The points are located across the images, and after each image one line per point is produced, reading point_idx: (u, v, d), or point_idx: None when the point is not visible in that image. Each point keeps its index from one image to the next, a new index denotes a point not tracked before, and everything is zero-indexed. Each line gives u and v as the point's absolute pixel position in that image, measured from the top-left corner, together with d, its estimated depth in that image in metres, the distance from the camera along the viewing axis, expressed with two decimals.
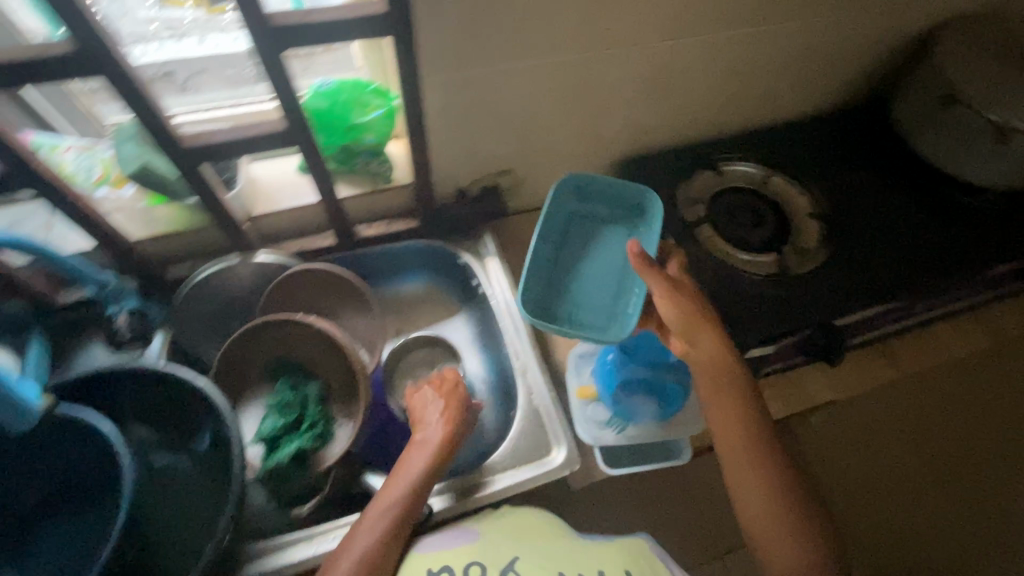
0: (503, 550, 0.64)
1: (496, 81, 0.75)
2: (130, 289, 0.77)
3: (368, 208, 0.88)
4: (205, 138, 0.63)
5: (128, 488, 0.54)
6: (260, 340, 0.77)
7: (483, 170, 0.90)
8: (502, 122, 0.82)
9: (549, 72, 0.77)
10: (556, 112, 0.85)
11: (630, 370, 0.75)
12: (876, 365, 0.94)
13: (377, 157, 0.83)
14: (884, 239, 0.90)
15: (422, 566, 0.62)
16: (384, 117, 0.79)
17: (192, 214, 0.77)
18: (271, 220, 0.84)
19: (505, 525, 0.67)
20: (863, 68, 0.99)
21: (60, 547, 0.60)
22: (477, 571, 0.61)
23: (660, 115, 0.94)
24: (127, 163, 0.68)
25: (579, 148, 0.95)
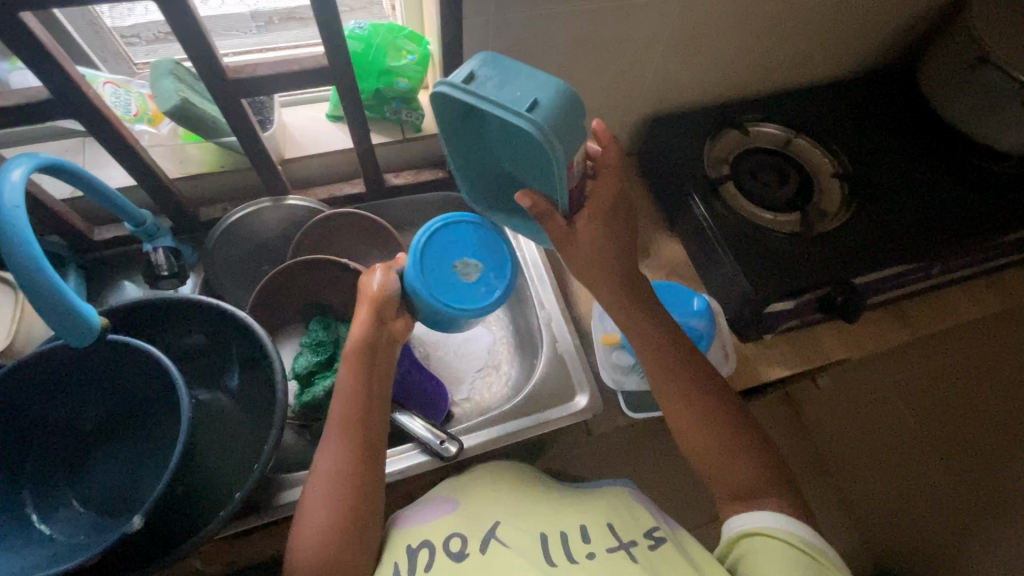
0: (481, 515, 0.63)
1: (532, 28, 0.75)
2: (165, 227, 0.77)
3: (397, 157, 0.89)
4: (247, 73, 0.63)
5: (186, 407, 0.55)
6: (293, 281, 0.78)
7: None
8: (536, 71, 0.83)
9: (585, 19, 0.77)
10: (588, 63, 0.85)
11: None
12: (890, 326, 0.96)
13: (408, 105, 0.83)
14: (907, 201, 0.90)
15: (402, 546, 0.61)
16: (418, 63, 0.79)
17: (227, 155, 0.78)
18: (303, 166, 0.85)
19: (483, 491, 0.67)
20: (893, 30, 0.99)
21: (116, 474, 0.63)
22: (458, 542, 0.60)
23: (690, 73, 0.94)
24: (164, 97, 0.67)
25: (607, 103, 0.95)
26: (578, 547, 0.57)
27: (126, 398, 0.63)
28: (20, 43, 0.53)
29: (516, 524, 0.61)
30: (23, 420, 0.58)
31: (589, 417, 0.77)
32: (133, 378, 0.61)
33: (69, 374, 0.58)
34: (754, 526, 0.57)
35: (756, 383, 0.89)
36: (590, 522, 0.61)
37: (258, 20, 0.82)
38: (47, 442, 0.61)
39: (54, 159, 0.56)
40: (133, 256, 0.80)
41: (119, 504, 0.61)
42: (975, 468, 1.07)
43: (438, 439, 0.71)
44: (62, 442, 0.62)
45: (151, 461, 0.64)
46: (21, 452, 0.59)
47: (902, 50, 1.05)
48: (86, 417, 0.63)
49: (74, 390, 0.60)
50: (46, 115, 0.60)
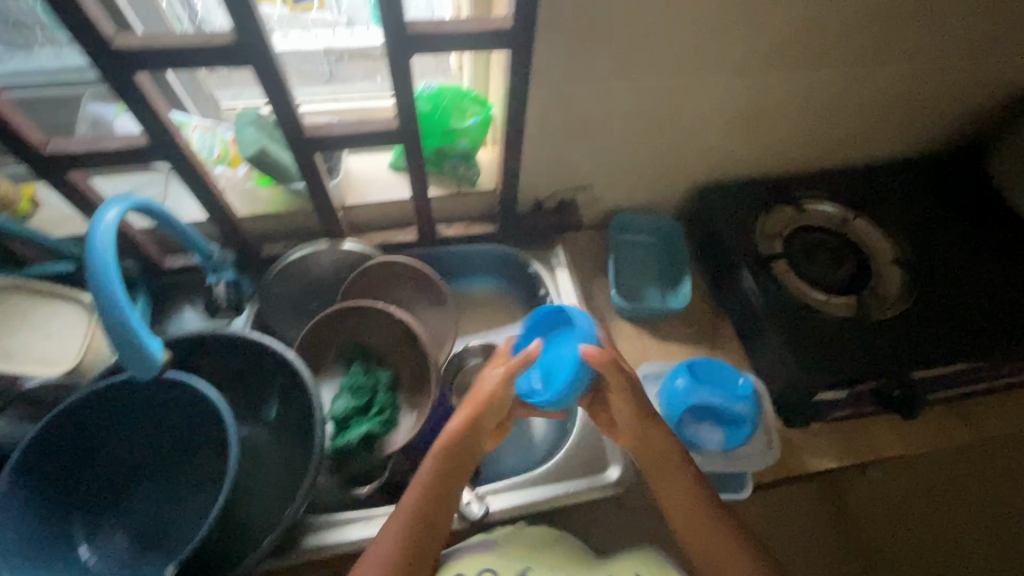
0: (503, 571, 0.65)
1: (592, 101, 0.78)
2: (229, 261, 0.81)
3: (450, 209, 0.92)
4: (324, 129, 0.68)
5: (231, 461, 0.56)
6: (338, 322, 0.80)
7: (565, 182, 0.93)
8: (593, 140, 0.85)
9: (645, 95, 0.79)
10: (644, 134, 0.87)
11: (696, 396, 0.73)
12: (951, 424, 0.90)
13: (467, 162, 0.87)
14: (972, 296, 0.86)
15: None
16: (479, 125, 0.83)
17: (292, 199, 0.83)
18: (361, 212, 0.89)
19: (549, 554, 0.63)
20: (960, 116, 0.97)
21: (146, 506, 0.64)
22: None
23: (746, 148, 0.94)
24: (245, 145, 0.73)
25: (661, 172, 0.96)
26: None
27: (162, 428, 0.64)
28: (132, 97, 0.58)
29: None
30: (62, 446, 0.59)
31: (621, 493, 0.75)
32: (174, 413, 0.63)
33: (107, 404, 0.59)
34: None
35: (799, 472, 0.84)
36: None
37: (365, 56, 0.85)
38: (79, 472, 0.61)
39: (144, 200, 0.62)
40: (195, 285, 0.84)
41: (159, 526, 0.63)
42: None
43: (465, 498, 0.71)
44: (94, 470, 0.63)
45: (186, 493, 0.65)
46: (55, 482, 0.59)
47: (968, 135, 1.02)
48: (115, 446, 0.63)
49: (111, 422, 0.61)
50: (140, 160, 0.65)
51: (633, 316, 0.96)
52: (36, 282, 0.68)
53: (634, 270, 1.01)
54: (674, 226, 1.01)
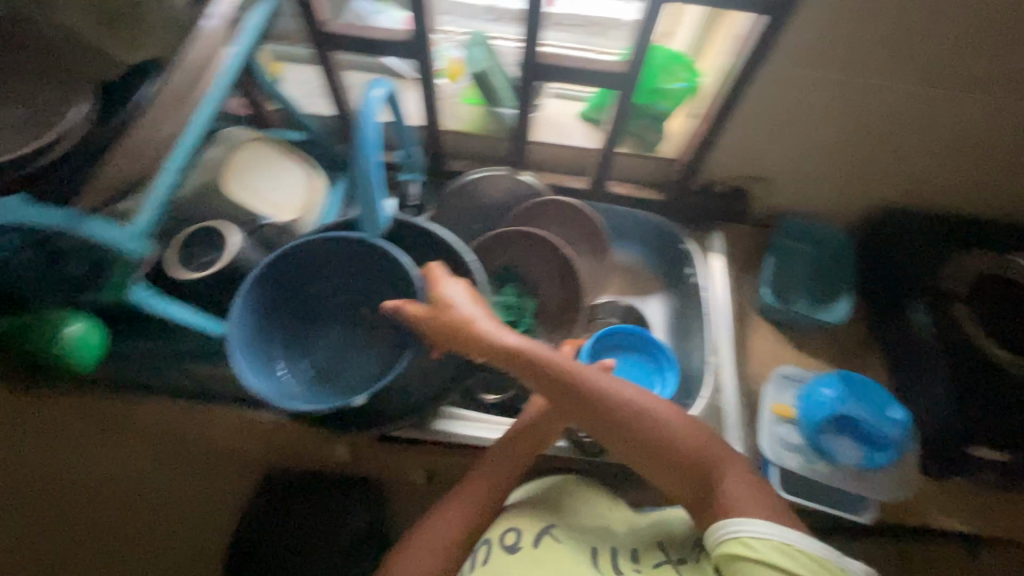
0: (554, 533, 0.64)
1: (814, 85, 0.77)
2: (417, 165, 0.85)
3: (623, 167, 0.95)
4: (558, 57, 0.73)
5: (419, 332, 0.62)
6: (503, 245, 0.86)
7: (746, 169, 0.92)
8: (796, 130, 0.84)
9: (872, 92, 0.77)
10: (852, 135, 0.83)
11: (846, 407, 0.71)
12: None
13: (658, 126, 0.87)
14: None
15: (497, 529, 0.67)
16: (685, 90, 0.82)
17: (489, 122, 0.88)
18: (542, 151, 0.94)
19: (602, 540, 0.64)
20: None
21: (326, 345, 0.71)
22: (511, 537, 0.65)
23: (955, 177, 0.88)
24: (473, 63, 0.81)
25: (851, 182, 0.92)
26: (625, 566, 0.62)
27: (354, 279, 0.70)
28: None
29: (569, 530, 0.65)
30: (284, 271, 0.67)
31: None
32: (367, 267, 0.68)
33: (323, 245, 0.66)
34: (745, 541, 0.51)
35: (923, 523, 0.79)
36: (641, 544, 0.64)
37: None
38: (287, 299, 0.69)
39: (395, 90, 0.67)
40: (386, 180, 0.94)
41: (339, 366, 0.70)
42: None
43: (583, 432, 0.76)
44: (296, 304, 0.70)
45: (361, 343, 0.71)
46: (274, 304, 0.67)
47: None
48: (315, 285, 0.70)
49: (321, 261, 0.68)
50: (392, 54, 0.73)
51: (774, 317, 0.93)
52: (285, 145, 0.79)
53: (789, 273, 0.96)
54: (847, 241, 0.95)
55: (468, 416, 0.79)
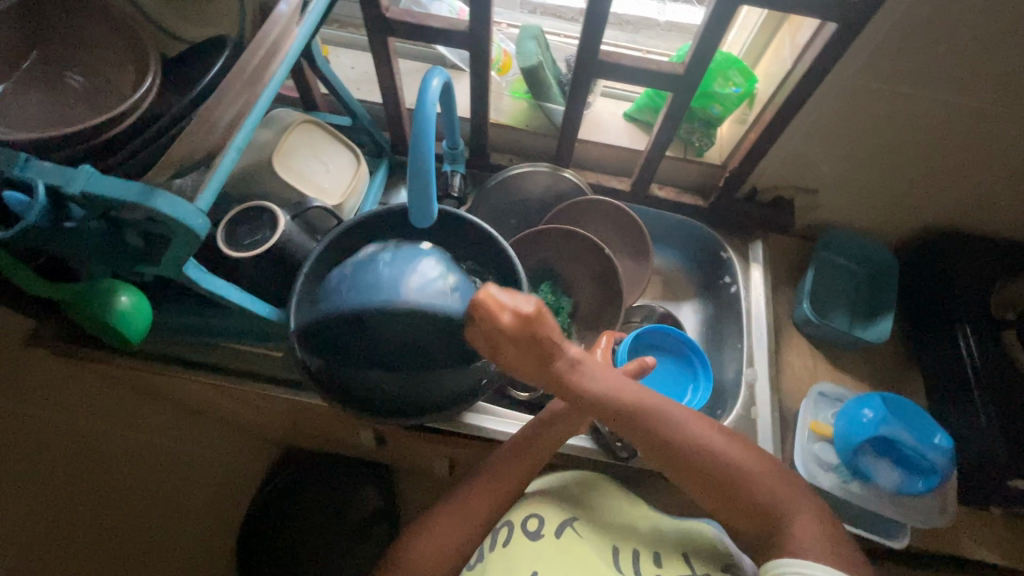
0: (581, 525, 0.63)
1: (878, 103, 0.74)
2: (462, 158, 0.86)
3: (666, 170, 0.93)
4: (614, 58, 0.71)
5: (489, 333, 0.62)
6: (542, 242, 0.86)
7: (795, 181, 0.89)
8: (852, 146, 0.81)
9: (940, 113, 0.73)
10: (912, 154, 0.80)
11: (887, 430, 0.67)
12: None
13: (706, 130, 0.87)
14: None
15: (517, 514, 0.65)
16: (739, 96, 0.81)
17: (533, 117, 0.89)
18: (586, 149, 0.92)
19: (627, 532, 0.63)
20: None
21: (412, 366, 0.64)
22: (534, 523, 0.63)
23: (1016, 202, 0.84)
24: (524, 56, 0.79)
25: (904, 200, 0.89)
26: (646, 568, 0.59)
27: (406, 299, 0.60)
28: None
29: (592, 526, 0.63)
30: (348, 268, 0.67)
31: None
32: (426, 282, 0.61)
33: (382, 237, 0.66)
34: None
35: (954, 553, 0.77)
36: (666, 548, 0.62)
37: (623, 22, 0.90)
38: (342, 335, 0.61)
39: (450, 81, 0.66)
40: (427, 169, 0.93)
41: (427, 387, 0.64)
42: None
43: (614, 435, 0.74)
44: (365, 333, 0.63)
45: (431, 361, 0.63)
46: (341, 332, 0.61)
47: None
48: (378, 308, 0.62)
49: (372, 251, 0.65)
50: (450, 42, 0.72)
51: (813, 333, 0.91)
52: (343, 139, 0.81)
53: (829, 288, 0.95)
54: (891, 260, 0.92)
55: (491, 407, 0.80)
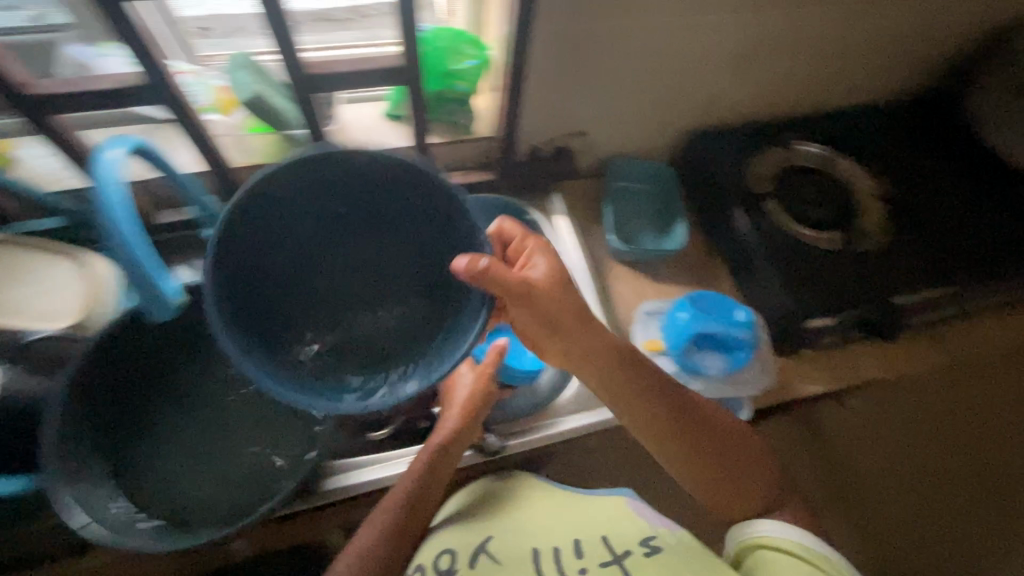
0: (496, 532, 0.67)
1: (590, 41, 0.78)
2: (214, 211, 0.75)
3: (446, 157, 0.92)
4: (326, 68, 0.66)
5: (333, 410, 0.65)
6: None
7: (562, 129, 0.93)
8: (590, 85, 0.86)
9: (643, 35, 0.79)
10: (642, 76, 0.87)
11: (700, 327, 0.76)
12: (928, 350, 0.96)
13: (465, 107, 0.86)
14: (953, 227, 0.91)
15: (429, 551, 0.66)
16: (478, 67, 0.81)
17: (284, 148, 0.79)
18: (358, 162, 0.88)
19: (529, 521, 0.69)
20: (934, 61, 1.00)
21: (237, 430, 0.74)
22: (448, 558, 0.65)
23: (738, 91, 0.95)
24: (241, 89, 0.70)
25: (656, 117, 0.97)
26: (568, 565, 0.64)
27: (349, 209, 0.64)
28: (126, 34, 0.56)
29: (503, 542, 0.66)
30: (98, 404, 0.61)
31: None
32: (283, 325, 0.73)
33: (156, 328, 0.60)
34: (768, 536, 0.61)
35: (791, 398, 0.89)
36: (584, 534, 0.67)
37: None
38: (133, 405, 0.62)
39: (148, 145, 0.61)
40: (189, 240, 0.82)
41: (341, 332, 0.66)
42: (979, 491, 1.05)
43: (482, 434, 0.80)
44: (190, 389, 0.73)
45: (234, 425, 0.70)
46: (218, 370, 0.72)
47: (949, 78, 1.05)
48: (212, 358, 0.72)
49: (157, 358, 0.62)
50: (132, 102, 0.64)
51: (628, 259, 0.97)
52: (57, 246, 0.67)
53: (629, 214, 1.01)
54: (670, 173, 1.03)
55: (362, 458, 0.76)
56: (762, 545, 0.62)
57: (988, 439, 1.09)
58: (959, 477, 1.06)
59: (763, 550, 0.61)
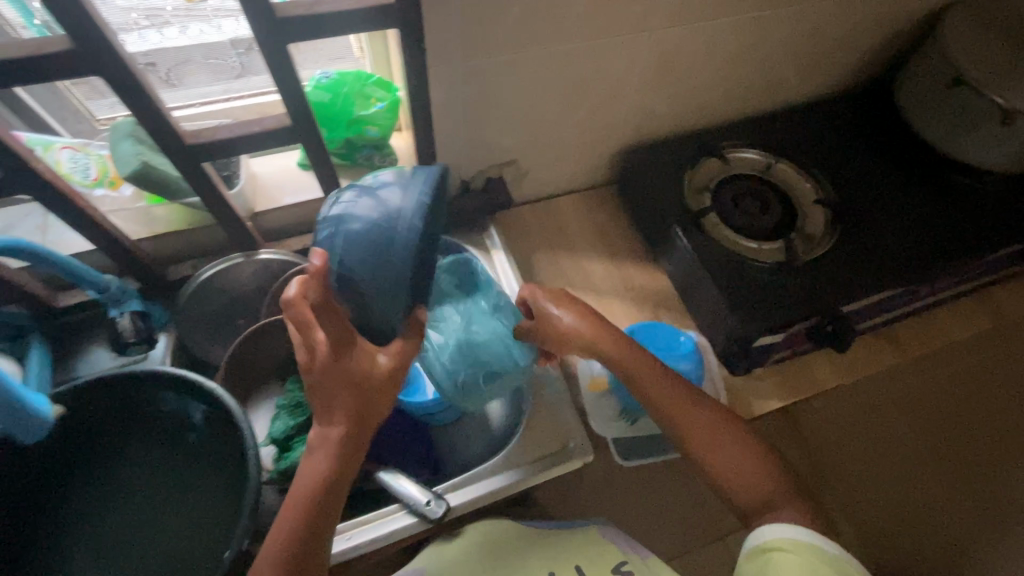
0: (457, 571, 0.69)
1: (498, 74, 0.74)
2: (132, 290, 0.75)
3: None
4: (208, 134, 0.62)
5: (252, 471, 0.61)
6: (267, 337, 0.77)
7: (488, 161, 0.90)
8: (507, 116, 0.82)
9: (553, 62, 0.76)
10: (560, 102, 0.83)
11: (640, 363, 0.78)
12: (882, 349, 0.95)
13: (381, 151, 0.82)
14: (897, 226, 0.89)
15: None
16: (387, 110, 0.78)
17: (193, 213, 0.76)
18: (274, 217, 0.83)
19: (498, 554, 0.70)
20: (864, 53, 0.98)
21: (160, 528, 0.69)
22: None
23: (665, 104, 0.92)
24: (124, 162, 0.66)
25: (584, 138, 0.93)
26: None
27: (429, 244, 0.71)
28: None
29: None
30: None
31: (580, 466, 0.76)
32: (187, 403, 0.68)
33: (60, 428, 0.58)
34: (772, 543, 0.61)
35: (748, 417, 0.86)
36: (558, 568, 0.70)
37: (238, 48, 0.79)
38: None
39: None
40: (98, 319, 0.77)
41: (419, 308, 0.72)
42: (958, 490, 1.02)
43: (424, 499, 0.70)
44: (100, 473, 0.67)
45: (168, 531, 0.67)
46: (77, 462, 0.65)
47: (878, 69, 1.04)
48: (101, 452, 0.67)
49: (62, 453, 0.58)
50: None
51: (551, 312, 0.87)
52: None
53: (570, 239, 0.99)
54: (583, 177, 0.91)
55: None
56: (771, 548, 0.61)
57: (962, 413, 1.06)
58: (934, 452, 1.04)
59: (772, 553, 0.61)
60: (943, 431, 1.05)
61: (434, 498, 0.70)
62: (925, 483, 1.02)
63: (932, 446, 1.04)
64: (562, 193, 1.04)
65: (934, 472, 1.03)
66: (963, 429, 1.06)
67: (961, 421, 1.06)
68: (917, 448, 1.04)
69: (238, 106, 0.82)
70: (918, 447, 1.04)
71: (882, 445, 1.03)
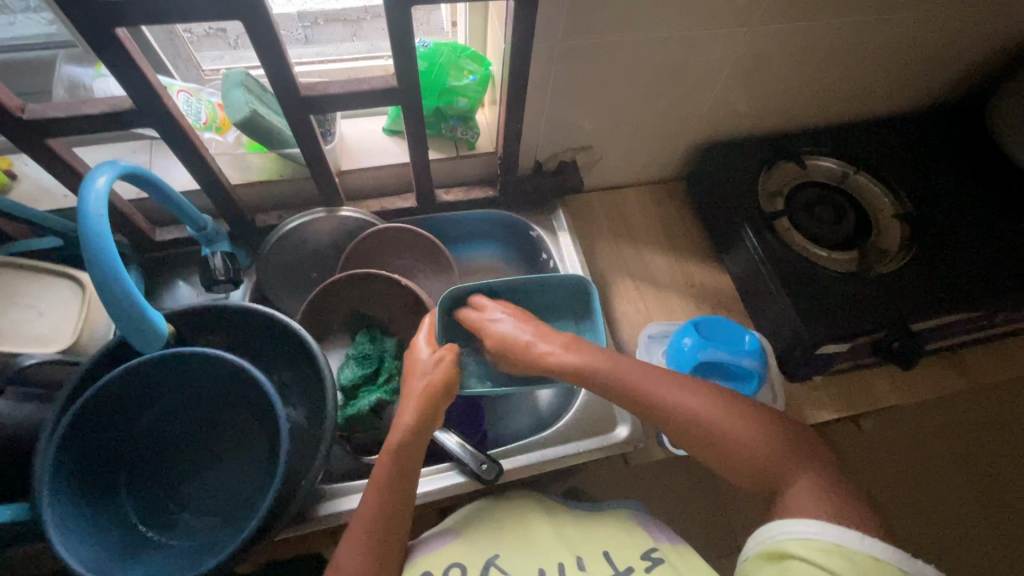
0: (484, 543, 0.68)
1: (593, 55, 0.75)
2: (223, 233, 0.78)
3: (447, 173, 0.91)
4: (319, 88, 0.65)
5: (330, 411, 0.65)
6: (342, 290, 0.80)
7: (565, 144, 0.91)
8: (593, 99, 0.83)
9: (648, 49, 0.76)
10: (646, 91, 0.84)
11: (705, 355, 0.79)
12: (947, 374, 0.92)
13: (465, 123, 0.85)
14: (984, 248, 0.86)
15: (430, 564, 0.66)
16: (478, 83, 0.80)
17: (283, 165, 0.81)
18: (358, 178, 0.87)
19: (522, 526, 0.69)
20: (961, 69, 0.95)
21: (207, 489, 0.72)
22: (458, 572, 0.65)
23: (748, 104, 0.92)
24: (234, 109, 0.69)
25: (662, 131, 0.94)
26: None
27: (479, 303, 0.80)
28: (112, 57, 0.55)
29: (520, 558, 0.66)
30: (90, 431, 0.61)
31: (627, 450, 0.77)
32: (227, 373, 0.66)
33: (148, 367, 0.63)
34: (789, 545, 0.51)
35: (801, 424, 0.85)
36: (586, 552, 0.67)
37: (305, 22, 0.83)
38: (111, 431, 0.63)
39: (135, 168, 0.60)
40: (189, 256, 0.83)
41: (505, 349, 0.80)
42: (1005, 529, 0.99)
43: (478, 461, 0.71)
44: (110, 464, 0.65)
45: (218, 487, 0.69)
46: (78, 468, 0.60)
47: (972, 87, 1.00)
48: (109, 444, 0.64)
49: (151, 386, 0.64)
50: (124, 123, 0.63)
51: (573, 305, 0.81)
52: (59, 268, 0.73)
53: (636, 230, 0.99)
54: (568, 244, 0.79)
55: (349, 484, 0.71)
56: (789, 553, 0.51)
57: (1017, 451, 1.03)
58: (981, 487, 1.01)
59: (786, 558, 0.51)
60: (995, 467, 1.02)
61: (481, 459, 0.71)
62: (968, 517, 0.99)
63: (997, 481, 1.01)
64: (632, 184, 1.05)
65: (980, 507, 1.00)
66: (1016, 466, 1.02)
67: (1014, 460, 1.02)
68: (964, 481, 1.01)
69: (324, 70, 0.87)
70: (965, 481, 1.01)
71: (928, 477, 1.01)
